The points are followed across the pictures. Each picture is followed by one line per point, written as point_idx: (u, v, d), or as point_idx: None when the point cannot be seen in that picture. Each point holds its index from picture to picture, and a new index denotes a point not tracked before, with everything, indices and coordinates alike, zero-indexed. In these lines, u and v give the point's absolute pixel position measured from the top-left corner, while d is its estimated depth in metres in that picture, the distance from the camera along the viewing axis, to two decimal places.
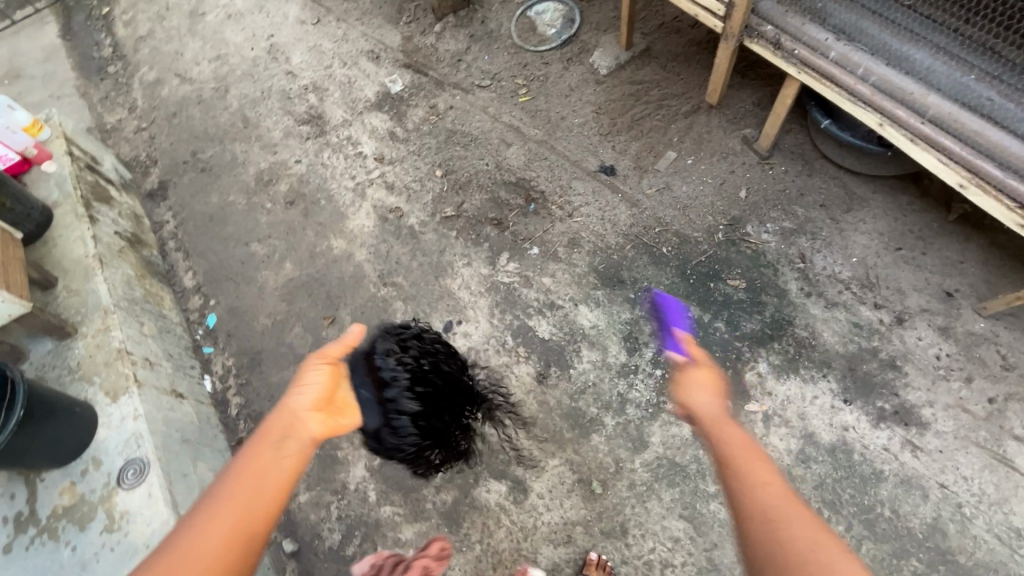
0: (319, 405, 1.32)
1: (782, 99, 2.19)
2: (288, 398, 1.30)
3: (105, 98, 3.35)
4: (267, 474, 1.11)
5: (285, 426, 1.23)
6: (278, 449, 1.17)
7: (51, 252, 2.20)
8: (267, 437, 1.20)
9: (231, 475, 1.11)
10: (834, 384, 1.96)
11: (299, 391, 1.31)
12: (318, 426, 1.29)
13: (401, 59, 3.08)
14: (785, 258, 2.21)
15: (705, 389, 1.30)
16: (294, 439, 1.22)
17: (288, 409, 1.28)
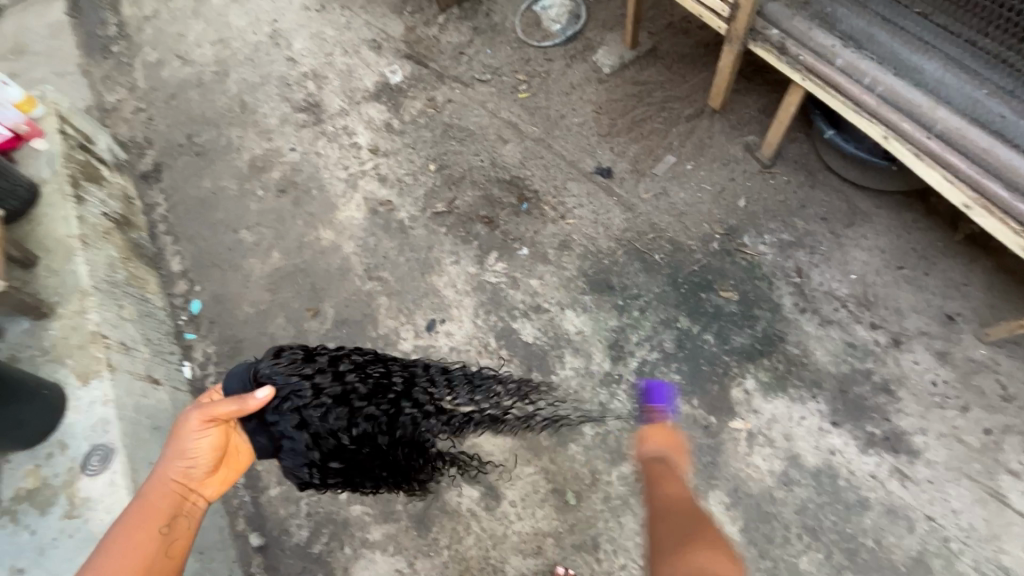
0: (210, 466, 1.39)
1: (785, 107, 2.11)
2: (169, 467, 1.35)
3: (107, 77, 3.33)
4: (153, 557, 1.26)
5: (172, 503, 1.33)
6: (167, 532, 1.30)
7: (35, 230, 2.18)
8: (150, 515, 1.30)
9: (108, 559, 1.23)
10: (824, 405, 1.88)
11: (181, 459, 1.35)
12: (212, 488, 1.41)
13: (402, 49, 3.03)
14: (781, 271, 2.13)
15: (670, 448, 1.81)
16: (182, 513, 1.34)
17: (169, 482, 1.34)
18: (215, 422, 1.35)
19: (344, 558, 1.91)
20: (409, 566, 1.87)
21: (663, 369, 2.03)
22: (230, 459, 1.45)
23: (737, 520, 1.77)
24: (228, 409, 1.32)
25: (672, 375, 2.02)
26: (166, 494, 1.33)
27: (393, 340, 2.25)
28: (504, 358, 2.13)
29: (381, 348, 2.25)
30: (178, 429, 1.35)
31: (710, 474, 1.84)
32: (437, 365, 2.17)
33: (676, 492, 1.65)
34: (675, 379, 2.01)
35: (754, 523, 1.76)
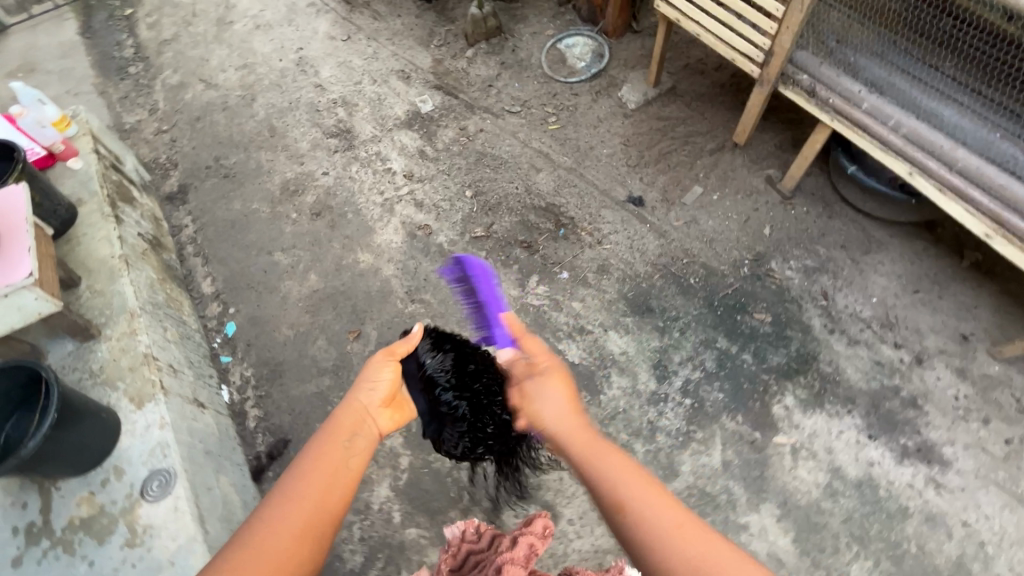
0: (386, 401, 1.33)
1: (810, 145, 2.29)
2: (362, 396, 1.30)
3: (125, 98, 3.31)
4: (334, 486, 1.11)
5: (355, 427, 1.24)
6: (348, 449, 1.18)
7: (74, 249, 2.14)
8: (338, 434, 1.21)
9: (301, 469, 1.13)
10: (859, 420, 2.01)
11: (371, 388, 1.31)
12: (386, 421, 1.31)
13: (431, 80, 3.14)
14: (809, 295, 2.29)
15: (562, 398, 1.30)
16: (361, 438, 1.23)
17: (356, 407, 1.28)
18: (394, 357, 1.38)
19: None
20: None
21: (707, 387, 2.13)
22: (401, 402, 1.39)
23: (789, 531, 1.86)
24: (402, 347, 1.41)
25: (715, 393, 2.12)
26: (349, 416, 1.26)
27: None
28: None
29: None
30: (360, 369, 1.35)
31: (759, 487, 1.93)
32: None
33: (662, 512, 1.03)
34: (719, 396, 2.11)
35: (805, 534, 1.85)
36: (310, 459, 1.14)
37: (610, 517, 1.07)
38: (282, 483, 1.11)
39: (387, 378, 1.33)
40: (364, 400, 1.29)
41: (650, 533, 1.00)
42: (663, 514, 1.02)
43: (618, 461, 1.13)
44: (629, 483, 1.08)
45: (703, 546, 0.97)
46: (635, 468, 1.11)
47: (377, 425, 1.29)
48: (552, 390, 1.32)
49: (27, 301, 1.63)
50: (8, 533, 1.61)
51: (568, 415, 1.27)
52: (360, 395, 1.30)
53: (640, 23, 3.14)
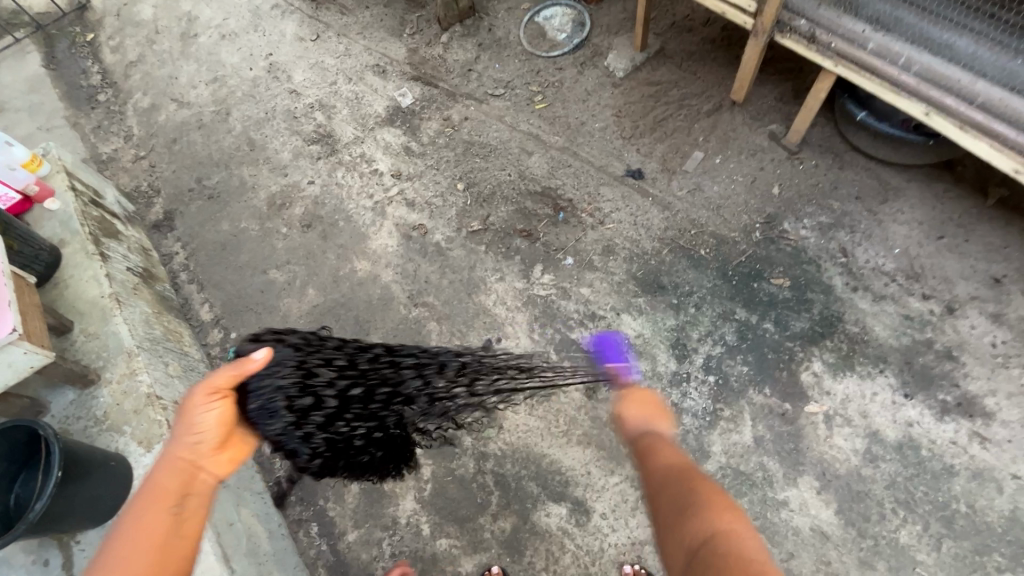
0: (219, 445, 1.23)
1: (815, 93, 2.15)
2: (183, 445, 1.20)
3: (99, 127, 3.21)
4: (167, 558, 1.06)
5: (180, 483, 1.16)
6: (178, 514, 1.12)
7: (63, 293, 2.08)
8: (158, 496, 1.13)
9: (118, 548, 1.05)
10: (893, 379, 1.93)
11: (195, 435, 1.20)
12: (219, 468, 1.23)
13: (408, 72, 3.01)
14: (827, 253, 2.18)
15: (640, 413, 1.33)
16: (189, 495, 1.17)
17: (181, 461, 1.19)
18: (225, 397, 1.22)
19: None
20: None
21: (730, 362, 2.04)
22: (237, 437, 1.28)
23: (831, 503, 1.79)
24: (226, 378, 1.20)
25: (740, 366, 2.03)
26: (169, 473, 1.17)
27: None
28: (568, 370, 2.12)
29: None
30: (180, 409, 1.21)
31: (796, 461, 1.86)
32: None
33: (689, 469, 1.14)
34: (743, 370, 2.02)
35: (848, 504, 1.78)
36: (125, 537, 1.06)
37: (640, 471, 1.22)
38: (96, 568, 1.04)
39: (216, 419, 1.20)
40: (185, 451, 1.19)
41: (668, 475, 1.13)
42: (670, 470, 1.14)
43: (645, 435, 1.29)
44: (655, 454, 1.22)
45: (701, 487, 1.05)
46: (662, 444, 1.25)
47: (208, 476, 1.21)
48: (641, 403, 1.35)
49: (16, 356, 1.57)
50: None
51: (648, 418, 1.32)
52: (181, 445, 1.20)
53: None
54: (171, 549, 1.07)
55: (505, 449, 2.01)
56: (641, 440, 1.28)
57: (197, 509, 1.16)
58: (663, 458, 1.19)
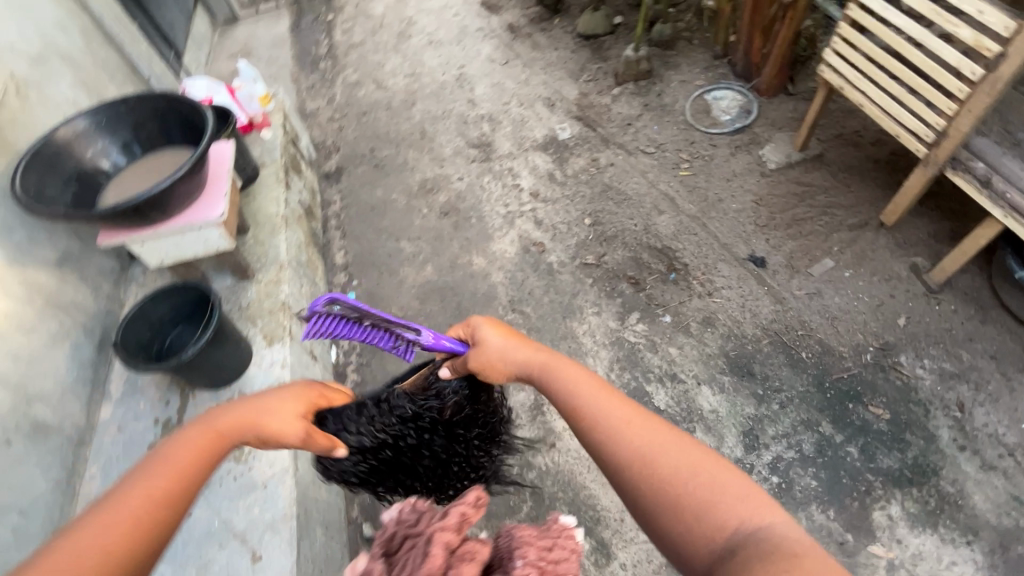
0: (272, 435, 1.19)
1: (974, 240, 2.08)
2: (260, 410, 1.14)
3: (311, 87, 3.84)
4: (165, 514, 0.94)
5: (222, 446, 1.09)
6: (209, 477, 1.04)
7: (249, 203, 2.53)
8: (198, 446, 1.05)
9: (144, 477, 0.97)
10: (979, 556, 1.76)
11: (268, 413, 1.14)
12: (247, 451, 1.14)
13: (573, 111, 3.30)
14: (941, 401, 2.06)
15: (500, 334, 1.30)
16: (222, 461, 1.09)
17: (230, 419, 1.11)
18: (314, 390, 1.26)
19: None
20: None
21: (800, 470, 1.98)
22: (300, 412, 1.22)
23: None
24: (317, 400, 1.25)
25: (809, 479, 1.96)
26: (200, 433, 1.07)
27: None
28: None
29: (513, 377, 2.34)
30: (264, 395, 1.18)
31: None
32: None
33: (618, 407, 1.07)
34: (811, 483, 1.95)
35: None
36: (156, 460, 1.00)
37: (577, 429, 1.10)
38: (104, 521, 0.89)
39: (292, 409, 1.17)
40: (236, 416, 1.11)
41: (616, 434, 1.02)
42: (650, 437, 1.00)
43: (578, 374, 1.17)
44: (586, 391, 1.12)
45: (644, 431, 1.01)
46: (555, 366, 1.21)
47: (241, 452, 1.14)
48: (502, 339, 1.30)
49: (211, 236, 1.93)
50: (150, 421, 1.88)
51: (513, 347, 1.28)
52: (227, 411, 1.13)
53: (797, 86, 3.08)
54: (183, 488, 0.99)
55: (551, 466, 2.09)
56: (569, 404, 1.13)
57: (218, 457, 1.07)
58: (599, 421, 1.06)
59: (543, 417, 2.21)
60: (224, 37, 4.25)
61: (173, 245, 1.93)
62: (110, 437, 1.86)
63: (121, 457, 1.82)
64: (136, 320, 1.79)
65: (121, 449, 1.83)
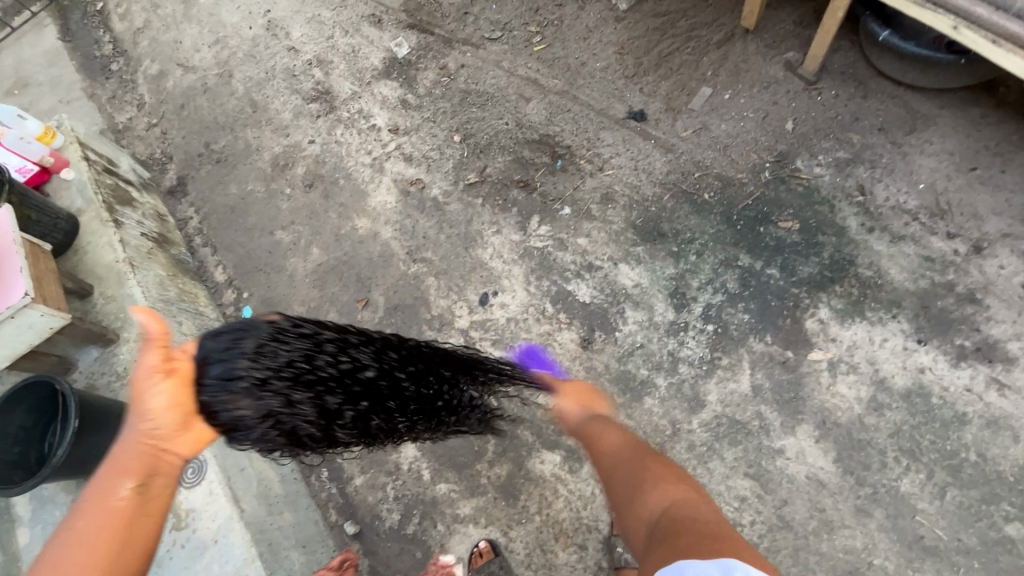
0: (178, 422, 1.12)
1: (832, 14, 2.02)
2: (149, 439, 1.11)
3: (113, 97, 3.23)
4: (114, 550, 1.05)
5: (143, 465, 1.10)
6: (139, 498, 1.09)
7: (82, 259, 2.20)
8: (103, 517, 1.05)
9: (78, 536, 1.05)
10: (906, 324, 1.84)
11: (147, 422, 1.10)
12: (187, 446, 1.15)
13: (404, 20, 2.92)
14: (842, 192, 2.05)
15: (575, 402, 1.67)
16: (156, 477, 1.11)
17: (141, 443, 1.11)
18: (172, 374, 1.13)
19: (439, 535, 1.94)
20: (505, 536, 1.90)
21: (731, 310, 1.97)
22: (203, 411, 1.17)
23: (829, 451, 1.75)
24: (156, 353, 1.11)
25: (741, 314, 1.96)
26: (123, 486, 1.08)
27: (448, 320, 2.21)
28: (564, 321, 2.09)
29: (437, 328, 2.21)
30: (140, 399, 1.11)
31: (795, 409, 1.81)
32: (496, 338, 2.13)
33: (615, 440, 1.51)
34: (744, 318, 1.95)
35: (848, 453, 1.74)
36: (85, 541, 1.04)
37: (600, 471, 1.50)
38: (59, 547, 1.05)
39: (162, 401, 1.10)
40: (154, 448, 1.11)
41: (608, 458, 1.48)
42: (635, 457, 1.42)
43: (619, 436, 1.51)
44: (599, 444, 1.52)
45: (625, 458, 1.43)
46: (593, 424, 1.58)
47: (175, 454, 1.14)
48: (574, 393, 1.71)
49: (35, 319, 1.67)
50: None
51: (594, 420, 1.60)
52: (138, 443, 1.11)
53: None
54: (131, 537, 1.07)
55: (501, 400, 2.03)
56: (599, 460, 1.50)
57: (164, 498, 1.12)
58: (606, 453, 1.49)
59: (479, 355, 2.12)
60: None
61: None
62: None
63: None
64: None
65: None
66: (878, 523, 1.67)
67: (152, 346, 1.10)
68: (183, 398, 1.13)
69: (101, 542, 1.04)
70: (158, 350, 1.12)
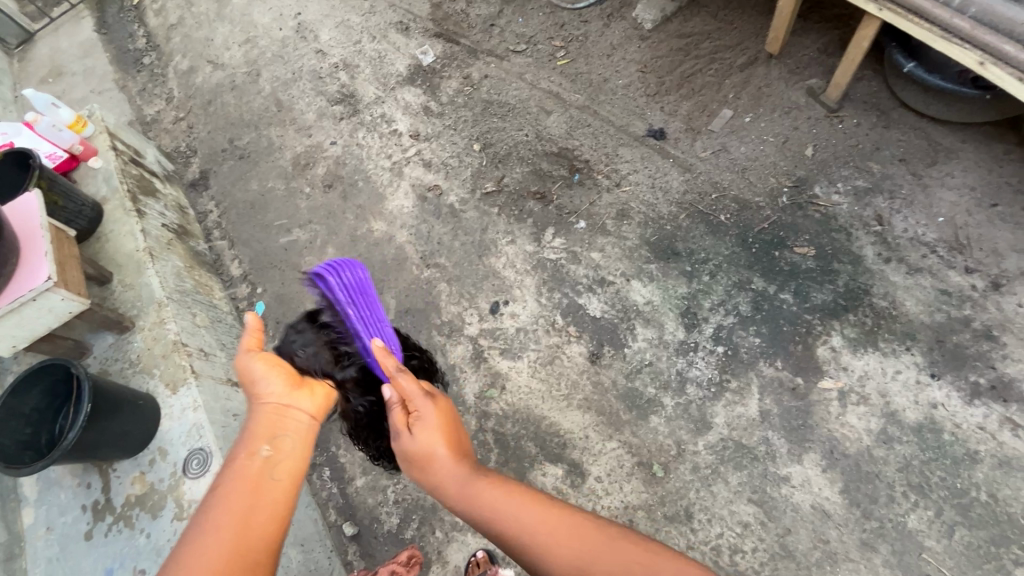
0: (291, 384, 1.20)
1: (857, 43, 2.03)
2: (272, 401, 1.17)
3: (143, 90, 3.30)
4: (257, 506, 1.03)
5: (269, 426, 1.14)
6: (271, 454, 1.10)
7: (104, 247, 2.24)
8: (248, 474, 1.06)
9: (218, 497, 1.03)
10: (920, 358, 1.82)
11: (263, 387, 1.18)
12: (309, 403, 1.20)
13: (431, 29, 2.97)
14: (860, 221, 2.04)
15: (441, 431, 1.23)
16: (284, 436, 1.14)
17: (266, 406, 1.17)
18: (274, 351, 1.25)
19: (437, 542, 1.93)
20: (502, 547, 1.88)
21: (742, 333, 1.96)
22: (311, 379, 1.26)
23: (836, 482, 1.73)
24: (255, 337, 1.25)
25: (751, 338, 1.95)
26: (246, 446, 1.10)
27: (458, 326, 2.22)
28: (573, 334, 2.09)
29: (447, 334, 2.22)
30: (247, 374, 1.20)
31: (803, 437, 1.79)
32: (505, 347, 2.13)
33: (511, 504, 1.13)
34: (755, 342, 1.94)
35: (855, 484, 1.72)
36: (218, 503, 1.02)
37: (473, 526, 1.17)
38: (199, 519, 1.01)
39: (270, 368, 1.19)
40: (279, 408, 1.17)
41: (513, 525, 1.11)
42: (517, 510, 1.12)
43: (514, 502, 1.13)
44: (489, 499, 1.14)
45: (571, 540, 1.06)
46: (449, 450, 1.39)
47: (300, 412, 1.18)
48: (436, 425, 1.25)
49: (56, 303, 1.70)
50: (78, 510, 1.77)
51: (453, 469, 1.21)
52: (260, 406, 1.17)
53: None
54: (272, 491, 1.06)
55: (507, 409, 2.03)
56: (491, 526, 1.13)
57: (295, 454, 1.13)
58: (498, 513, 1.12)
59: (487, 363, 2.12)
60: (13, 56, 3.53)
61: (14, 328, 1.70)
62: (41, 540, 1.75)
63: (60, 554, 1.72)
64: (7, 420, 1.61)
65: (57, 547, 1.73)
66: (884, 558, 1.64)
67: (252, 333, 1.25)
68: (287, 366, 1.23)
69: (240, 501, 1.03)
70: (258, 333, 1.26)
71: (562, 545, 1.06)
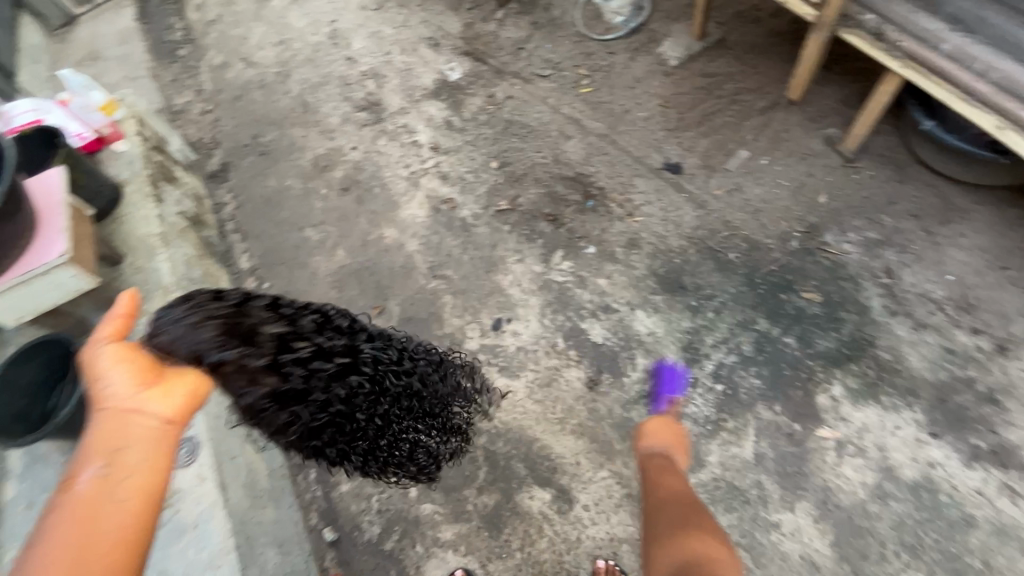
0: (140, 382, 1.02)
1: (876, 98, 2.06)
2: (118, 403, 1.00)
3: (175, 81, 3.38)
4: (92, 530, 0.89)
5: (112, 433, 0.98)
6: (105, 470, 0.93)
7: (119, 228, 2.27)
8: (82, 493, 0.91)
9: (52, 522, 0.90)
10: (920, 415, 1.80)
11: (108, 387, 1.01)
12: (162, 404, 1.02)
13: (461, 46, 3.04)
14: (869, 272, 2.04)
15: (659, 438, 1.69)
16: (128, 444, 0.97)
17: (111, 410, 1.00)
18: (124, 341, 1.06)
19: (416, 556, 1.90)
20: (482, 568, 1.85)
21: (742, 372, 1.95)
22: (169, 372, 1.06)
23: (826, 534, 1.70)
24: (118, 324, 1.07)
25: (752, 379, 1.94)
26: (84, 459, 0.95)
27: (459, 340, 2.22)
28: (573, 358, 2.09)
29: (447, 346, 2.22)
30: (91, 371, 1.03)
31: (797, 484, 1.77)
32: (504, 365, 2.13)
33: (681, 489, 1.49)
34: (755, 383, 1.93)
35: (846, 538, 1.69)
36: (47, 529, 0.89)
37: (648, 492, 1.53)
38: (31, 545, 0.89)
39: (115, 364, 1.02)
40: (125, 412, 0.99)
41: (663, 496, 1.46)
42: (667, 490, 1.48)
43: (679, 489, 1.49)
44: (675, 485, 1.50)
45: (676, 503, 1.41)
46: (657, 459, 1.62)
47: (149, 414, 1.01)
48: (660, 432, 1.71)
49: (66, 279, 1.72)
50: None
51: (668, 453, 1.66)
52: (104, 410, 1.00)
53: None
54: (110, 511, 0.91)
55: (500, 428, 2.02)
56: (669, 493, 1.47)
57: (142, 467, 0.96)
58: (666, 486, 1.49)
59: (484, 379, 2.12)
60: (54, 38, 3.64)
61: (23, 300, 1.72)
62: (20, 516, 1.73)
63: None
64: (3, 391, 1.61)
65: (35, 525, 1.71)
66: None
67: (117, 319, 1.08)
68: (139, 358, 1.04)
69: (74, 524, 0.89)
70: (116, 321, 1.07)
71: (665, 493, 1.47)
